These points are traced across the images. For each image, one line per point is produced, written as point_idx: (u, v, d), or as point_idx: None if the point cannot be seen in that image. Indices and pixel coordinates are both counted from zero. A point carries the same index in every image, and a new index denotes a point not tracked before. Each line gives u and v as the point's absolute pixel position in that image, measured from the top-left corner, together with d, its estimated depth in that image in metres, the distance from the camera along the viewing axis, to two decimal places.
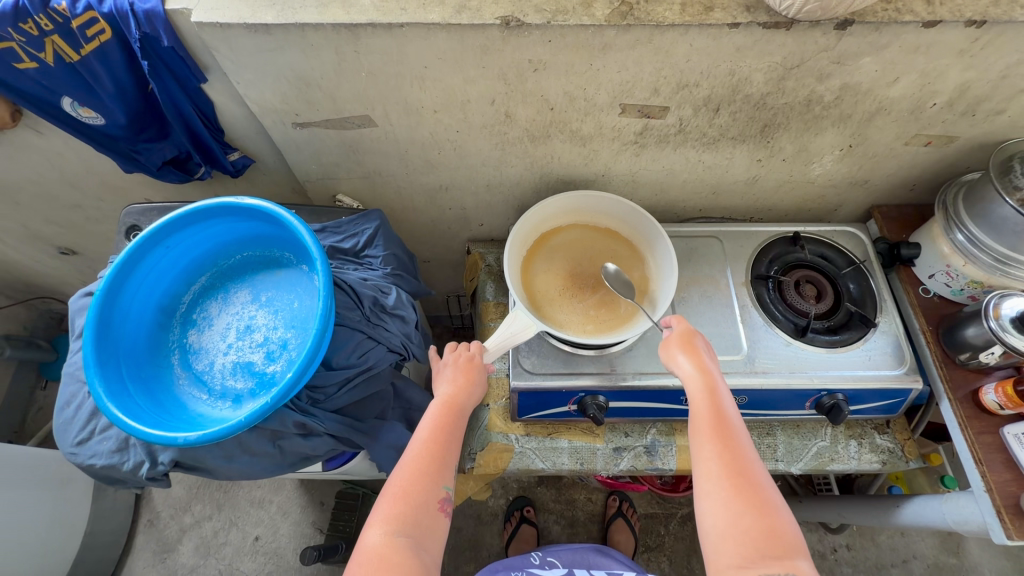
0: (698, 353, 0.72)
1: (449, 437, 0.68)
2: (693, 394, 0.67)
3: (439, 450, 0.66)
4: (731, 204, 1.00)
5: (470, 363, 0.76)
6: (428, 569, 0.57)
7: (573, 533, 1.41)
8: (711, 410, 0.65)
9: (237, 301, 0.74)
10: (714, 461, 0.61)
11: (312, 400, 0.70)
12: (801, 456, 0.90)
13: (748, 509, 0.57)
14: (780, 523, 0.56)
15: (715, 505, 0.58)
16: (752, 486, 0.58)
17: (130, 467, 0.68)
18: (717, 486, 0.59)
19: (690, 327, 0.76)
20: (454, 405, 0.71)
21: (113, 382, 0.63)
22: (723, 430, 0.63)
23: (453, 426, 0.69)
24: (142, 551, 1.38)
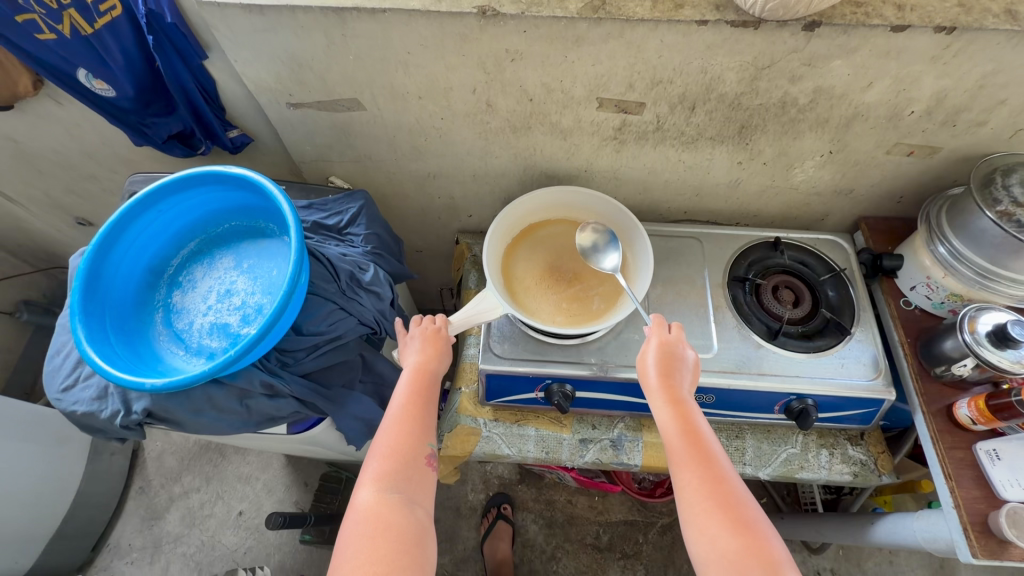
0: (672, 366, 0.71)
1: (424, 403, 0.70)
2: (665, 416, 0.67)
3: (417, 415, 0.69)
4: (715, 207, 1.00)
5: (436, 334, 0.77)
6: (423, 524, 0.61)
7: (551, 534, 1.41)
8: (684, 435, 0.65)
9: (221, 266, 0.78)
10: (692, 485, 0.61)
11: (281, 362, 0.73)
12: (770, 461, 0.89)
13: (728, 529, 0.58)
14: (762, 543, 0.57)
15: (695, 524, 0.59)
16: (732, 508, 0.59)
17: (106, 415, 0.72)
18: (694, 506, 0.60)
19: (671, 338, 0.74)
20: (425, 373, 0.73)
21: (96, 331, 0.67)
22: (697, 455, 0.63)
23: (427, 396, 0.71)
24: (131, 516, 1.43)
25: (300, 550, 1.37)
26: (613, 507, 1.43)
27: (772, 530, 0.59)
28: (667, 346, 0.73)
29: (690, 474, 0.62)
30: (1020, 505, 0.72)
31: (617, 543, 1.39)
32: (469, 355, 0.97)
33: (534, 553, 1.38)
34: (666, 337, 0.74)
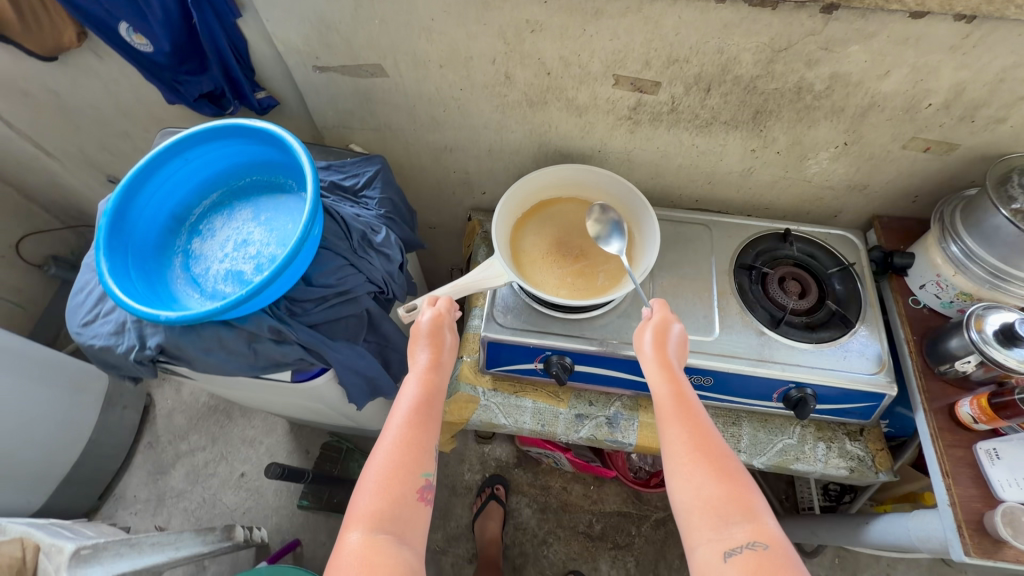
0: (667, 339, 0.72)
1: (424, 423, 0.64)
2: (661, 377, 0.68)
3: (416, 438, 0.63)
4: (727, 197, 1.00)
5: (444, 324, 0.74)
6: (411, 565, 0.54)
7: (544, 518, 1.41)
8: (672, 395, 0.66)
9: (240, 217, 0.81)
10: (680, 438, 0.62)
11: (290, 311, 0.76)
12: (764, 451, 0.88)
13: (714, 475, 0.58)
14: (744, 491, 0.58)
15: (679, 476, 0.60)
16: (716, 457, 0.60)
17: (121, 349, 0.75)
18: (679, 459, 0.61)
19: (668, 314, 0.75)
20: (427, 387, 0.67)
21: (119, 265, 0.71)
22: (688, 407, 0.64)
23: (426, 413, 0.65)
24: (138, 469, 1.47)
25: (298, 514, 1.41)
26: (608, 498, 1.42)
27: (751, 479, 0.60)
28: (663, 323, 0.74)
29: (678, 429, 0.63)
30: (1017, 506, 0.71)
31: (609, 533, 1.39)
32: (473, 326, 0.97)
33: (525, 536, 1.39)
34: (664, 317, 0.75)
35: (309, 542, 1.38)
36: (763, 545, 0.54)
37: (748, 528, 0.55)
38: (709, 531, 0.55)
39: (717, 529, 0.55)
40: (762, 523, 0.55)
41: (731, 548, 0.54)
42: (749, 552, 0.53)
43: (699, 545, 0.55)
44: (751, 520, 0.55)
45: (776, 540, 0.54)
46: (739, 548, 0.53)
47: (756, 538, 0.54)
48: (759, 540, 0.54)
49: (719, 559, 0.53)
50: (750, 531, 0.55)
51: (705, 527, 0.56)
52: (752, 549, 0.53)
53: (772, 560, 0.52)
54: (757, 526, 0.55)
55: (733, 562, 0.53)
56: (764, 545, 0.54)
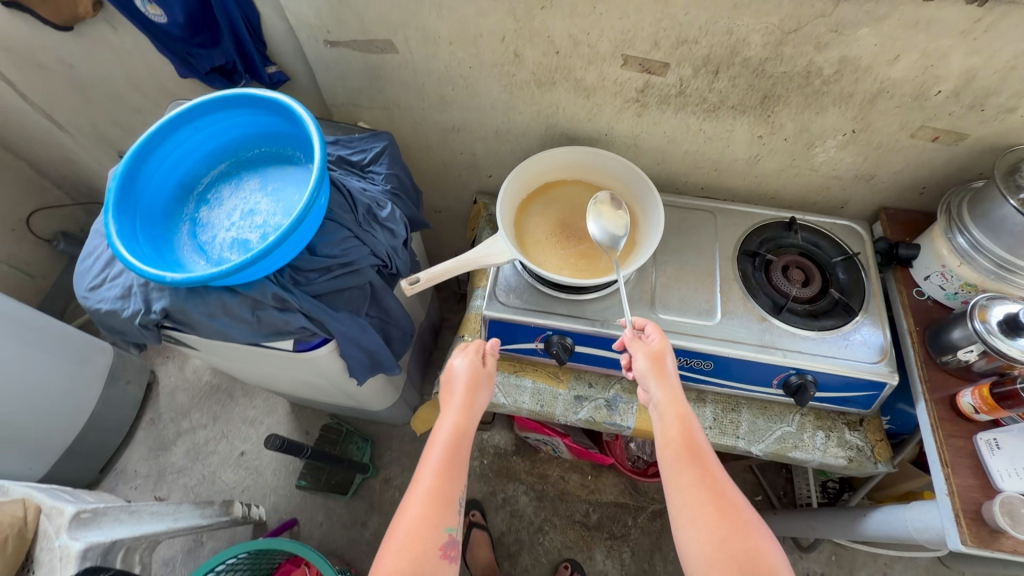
0: (664, 367, 0.72)
1: (451, 476, 0.64)
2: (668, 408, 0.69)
3: (441, 489, 0.63)
4: (732, 186, 1.00)
5: (478, 375, 0.75)
6: None
7: (540, 506, 1.41)
8: (683, 443, 0.65)
9: (247, 187, 0.82)
10: (688, 482, 0.62)
11: (294, 280, 0.76)
12: (763, 438, 0.88)
13: (729, 527, 0.57)
14: (761, 544, 0.56)
15: (693, 527, 0.59)
16: (726, 504, 0.59)
17: (127, 313, 0.76)
18: (694, 511, 0.59)
19: (667, 345, 0.74)
20: (456, 438, 0.68)
21: (126, 229, 0.72)
22: (696, 447, 0.65)
23: (454, 465, 0.65)
24: (140, 444, 1.49)
25: (296, 494, 1.42)
26: (605, 488, 1.42)
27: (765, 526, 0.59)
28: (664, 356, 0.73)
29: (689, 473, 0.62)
30: (1016, 496, 0.70)
31: (606, 523, 1.39)
32: (475, 306, 0.98)
33: (521, 524, 1.39)
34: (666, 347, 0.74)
35: (306, 522, 1.39)
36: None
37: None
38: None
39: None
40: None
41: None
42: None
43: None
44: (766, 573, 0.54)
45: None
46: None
47: None
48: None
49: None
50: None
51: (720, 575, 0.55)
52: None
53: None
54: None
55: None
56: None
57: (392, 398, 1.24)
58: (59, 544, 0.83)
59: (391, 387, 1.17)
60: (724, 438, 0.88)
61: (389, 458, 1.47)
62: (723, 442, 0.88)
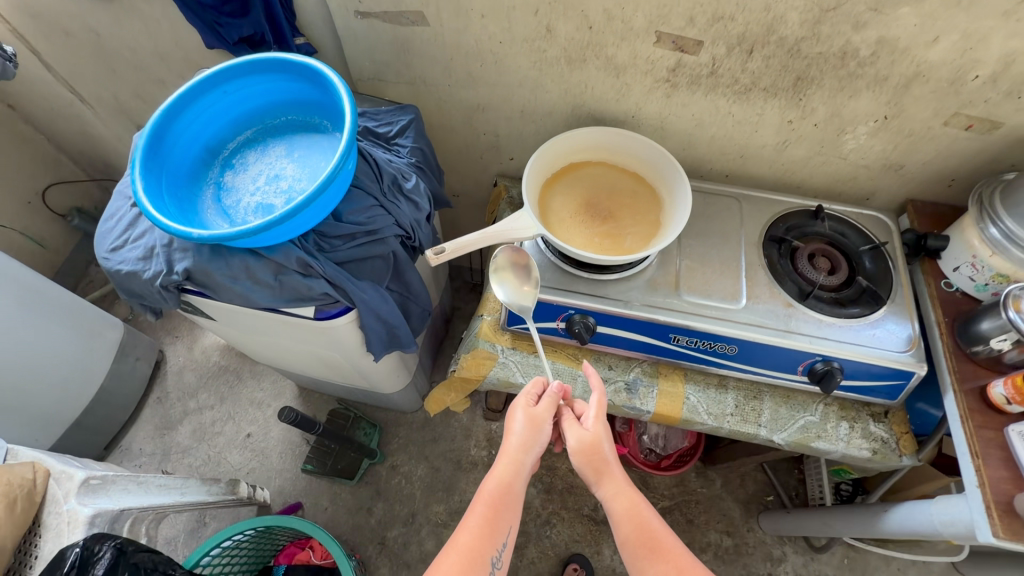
0: (601, 459, 0.73)
1: (487, 533, 0.65)
2: (614, 501, 0.70)
3: (475, 550, 0.63)
4: (758, 174, 0.99)
5: (537, 422, 0.75)
6: None
7: (549, 499, 1.39)
8: (642, 534, 0.66)
9: (273, 153, 0.81)
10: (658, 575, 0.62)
11: (318, 246, 0.75)
12: (785, 426, 0.86)
13: None
14: None
15: None
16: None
17: (148, 275, 0.75)
18: None
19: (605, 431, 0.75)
20: (500, 493, 0.69)
21: (153, 186, 0.71)
22: (654, 539, 0.65)
23: (493, 522, 0.66)
24: (146, 423, 1.47)
25: (301, 478, 1.40)
26: None
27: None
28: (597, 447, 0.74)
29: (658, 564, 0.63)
30: None
31: None
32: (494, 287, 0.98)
33: (529, 516, 1.37)
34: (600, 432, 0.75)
35: (311, 506, 1.37)
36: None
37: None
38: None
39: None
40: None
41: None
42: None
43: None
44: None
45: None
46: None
47: None
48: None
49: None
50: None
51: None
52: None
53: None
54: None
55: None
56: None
57: (403, 382, 1.23)
58: (67, 509, 0.82)
59: (403, 369, 1.16)
60: (746, 425, 0.86)
61: (396, 445, 1.45)
62: (744, 429, 0.86)
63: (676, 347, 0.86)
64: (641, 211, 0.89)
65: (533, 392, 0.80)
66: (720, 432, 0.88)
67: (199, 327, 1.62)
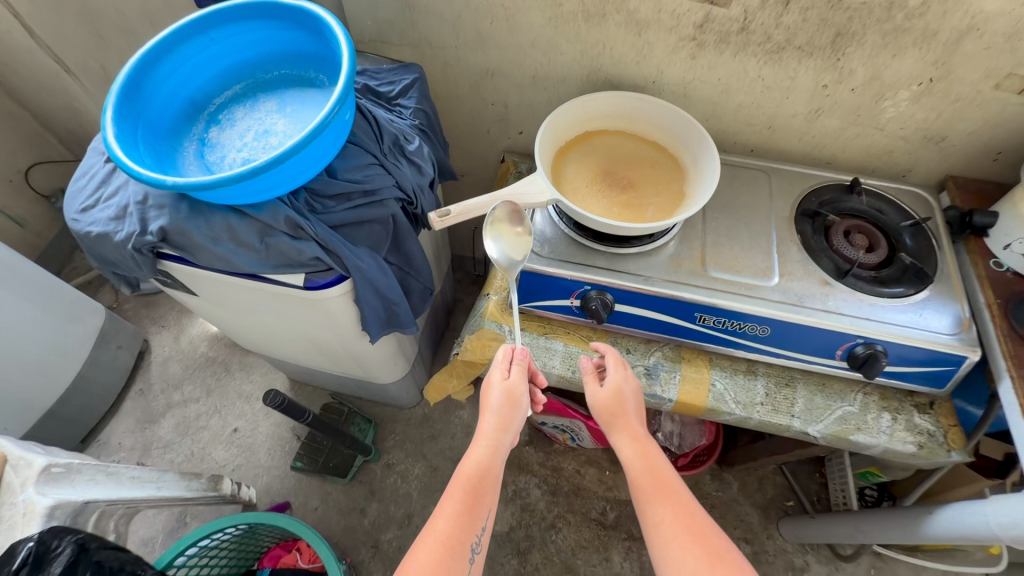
0: (617, 409, 0.70)
1: (465, 519, 0.60)
2: (627, 447, 0.67)
3: (451, 534, 0.59)
4: (785, 148, 0.93)
5: (513, 395, 0.70)
6: None
7: (554, 502, 1.31)
8: (647, 478, 0.63)
9: (263, 109, 0.74)
10: (666, 518, 0.58)
11: (310, 207, 0.68)
12: (821, 418, 0.78)
13: (710, 556, 0.54)
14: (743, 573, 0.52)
15: (671, 559, 0.55)
16: (707, 541, 0.55)
17: (119, 237, 0.67)
18: (669, 540, 0.56)
19: (625, 379, 0.72)
20: (477, 476, 0.64)
21: (127, 135, 0.64)
22: (664, 483, 0.62)
23: (470, 505, 0.61)
24: (126, 416, 1.39)
25: (290, 476, 1.32)
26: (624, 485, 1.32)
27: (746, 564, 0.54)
28: (621, 394, 0.70)
29: (666, 506, 0.59)
30: None
31: (624, 523, 1.28)
32: None
33: (532, 519, 1.29)
34: (623, 381, 0.71)
35: (300, 506, 1.28)
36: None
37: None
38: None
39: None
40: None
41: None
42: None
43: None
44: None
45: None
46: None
47: None
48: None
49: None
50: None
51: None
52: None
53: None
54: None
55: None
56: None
57: (401, 371, 1.15)
58: (22, 499, 0.73)
59: (401, 357, 1.08)
60: (778, 416, 0.78)
61: (392, 443, 1.37)
62: (777, 420, 0.78)
63: (702, 328, 0.78)
64: (663, 182, 0.82)
65: (506, 364, 0.74)
66: (748, 423, 0.80)
67: (186, 317, 1.54)
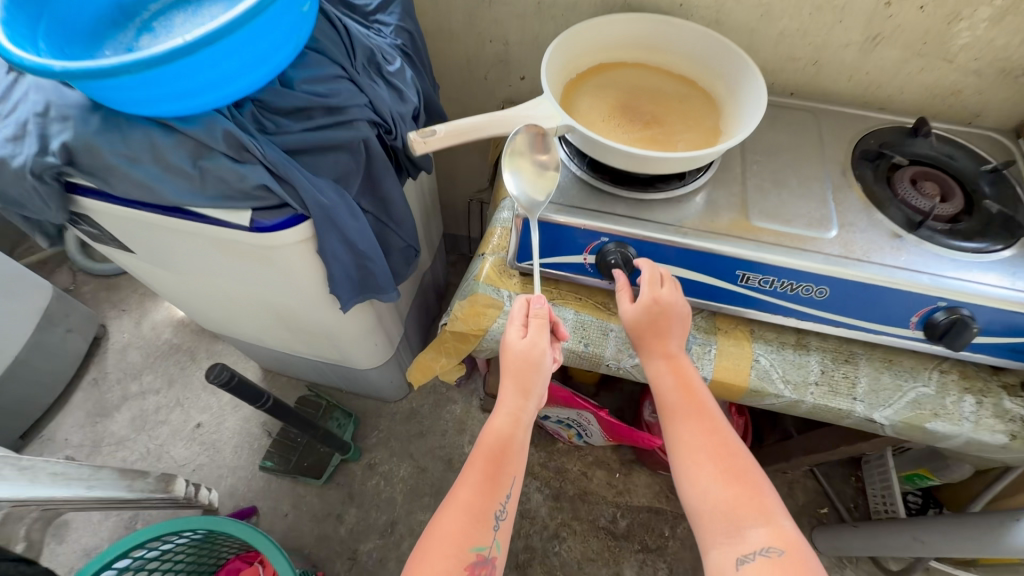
0: (650, 326, 0.61)
1: (487, 487, 0.58)
2: (656, 370, 0.62)
3: (470, 496, 0.58)
4: (832, 90, 0.79)
5: (534, 358, 0.60)
6: None
7: (557, 508, 1.15)
8: (673, 398, 0.60)
9: (207, 15, 0.60)
10: (685, 439, 0.58)
11: (259, 125, 0.54)
12: (889, 402, 0.64)
13: (728, 478, 0.54)
14: (758, 493, 0.53)
15: (687, 476, 0.56)
16: (723, 459, 0.56)
17: (17, 163, 0.51)
18: (686, 460, 0.57)
19: (656, 290, 0.60)
20: (498, 444, 0.61)
21: (19, 27, 0.50)
22: (686, 403, 0.60)
23: (494, 478, 0.59)
24: (76, 408, 1.23)
25: (258, 478, 1.16)
26: (637, 490, 1.17)
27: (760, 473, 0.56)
28: (660, 307, 0.60)
29: (685, 424, 0.59)
30: None
31: (637, 532, 1.13)
32: (502, 219, 0.76)
33: (532, 528, 1.13)
34: (657, 298, 0.60)
35: (268, 512, 1.13)
36: (779, 552, 0.49)
37: (766, 530, 0.50)
38: (719, 537, 0.52)
39: (729, 535, 0.51)
40: (782, 525, 0.51)
41: (744, 553, 0.50)
42: (763, 560, 0.49)
43: (710, 551, 0.52)
44: (768, 521, 0.51)
45: (795, 546, 0.49)
46: (752, 556, 0.49)
47: (773, 542, 0.50)
48: (774, 546, 0.49)
49: (730, 567, 0.50)
50: (767, 534, 0.50)
51: (716, 529, 0.52)
52: (765, 557, 0.49)
53: (794, 567, 0.48)
54: (776, 528, 0.51)
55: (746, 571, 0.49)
56: (779, 551, 0.49)
57: (384, 355, 1.00)
58: None
59: (382, 337, 0.93)
60: (837, 399, 0.64)
61: (375, 440, 1.21)
62: (836, 404, 0.64)
63: (744, 290, 0.64)
64: (693, 118, 0.69)
65: (525, 314, 0.63)
66: (798, 409, 0.66)
67: (151, 300, 1.39)
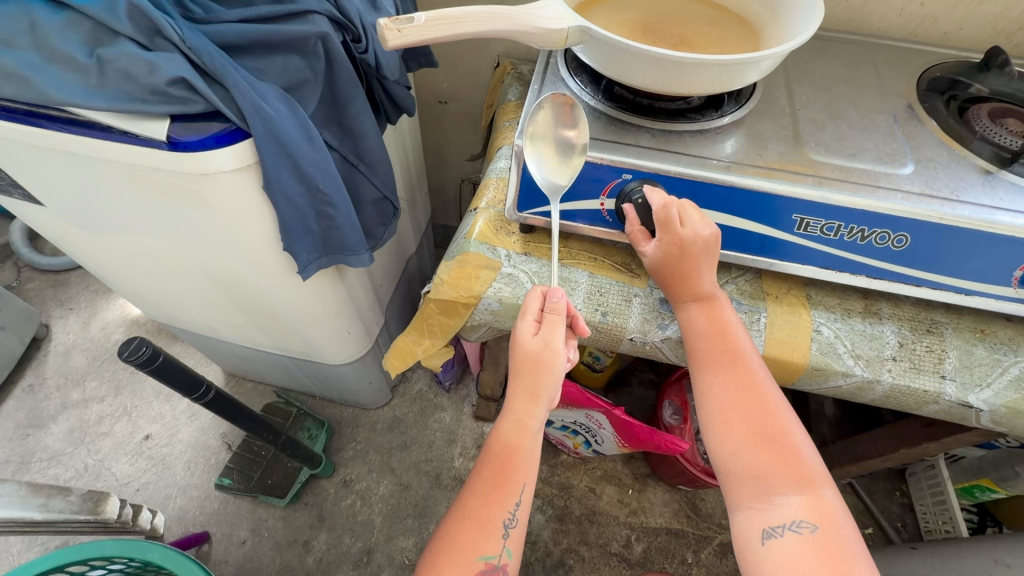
0: (676, 267, 0.50)
1: (491, 492, 0.50)
2: (686, 315, 0.52)
3: (477, 504, 0.50)
4: (880, 26, 0.69)
5: (540, 352, 0.47)
6: None
7: (562, 530, 0.99)
8: (703, 350, 0.50)
9: None
10: (712, 396, 0.48)
11: (184, 15, 0.43)
12: (987, 381, 0.51)
13: (765, 444, 0.46)
14: (797, 457, 0.45)
15: (715, 436, 0.48)
16: (759, 423, 0.47)
17: None
18: (715, 421, 0.48)
19: (671, 216, 0.47)
20: (502, 448, 0.51)
21: None
22: (717, 353, 0.49)
23: (501, 484, 0.51)
24: (6, 419, 1.07)
25: (213, 499, 0.99)
26: (653, 508, 1.02)
27: (802, 431, 0.47)
28: (681, 249, 0.49)
29: (715, 378, 0.49)
30: None
31: (655, 559, 0.97)
32: (497, 170, 0.64)
33: (533, 554, 0.97)
34: (676, 241, 0.48)
35: (222, 539, 0.96)
36: (810, 528, 0.42)
37: (800, 500, 0.43)
38: (746, 502, 0.46)
39: (757, 502, 0.45)
40: (819, 494, 0.44)
41: (773, 524, 0.44)
42: (793, 537, 0.43)
43: (735, 513, 0.47)
44: (804, 490, 0.44)
45: (831, 518, 0.43)
46: (781, 530, 0.43)
47: (808, 513, 0.43)
48: (806, 520, 0.43)
49: (754, 540, 0.44)
50: (803, 505, 0.43)
51: (742, 494, 0.46)
52: (795, 533, 0.43)
53: (828, 546, 0.42)
54: (813, 498, 0.43)
55: (772, 547, 0.43)
56: (812, 527, 0.42)
57: (359, 346, 0.86)
58: None
59: (356, 325, 0.80)
60: (922, 377, 0.51)
61: (352, 453, 1.06)
62: (923, 386, 0.50)
63: (799, 239, 0.51)
64: (728, 41, 0.57)
65: (541, 308, 0.49)
66: (871, 395, 0.52)
67: (103, 298, 1.25)
